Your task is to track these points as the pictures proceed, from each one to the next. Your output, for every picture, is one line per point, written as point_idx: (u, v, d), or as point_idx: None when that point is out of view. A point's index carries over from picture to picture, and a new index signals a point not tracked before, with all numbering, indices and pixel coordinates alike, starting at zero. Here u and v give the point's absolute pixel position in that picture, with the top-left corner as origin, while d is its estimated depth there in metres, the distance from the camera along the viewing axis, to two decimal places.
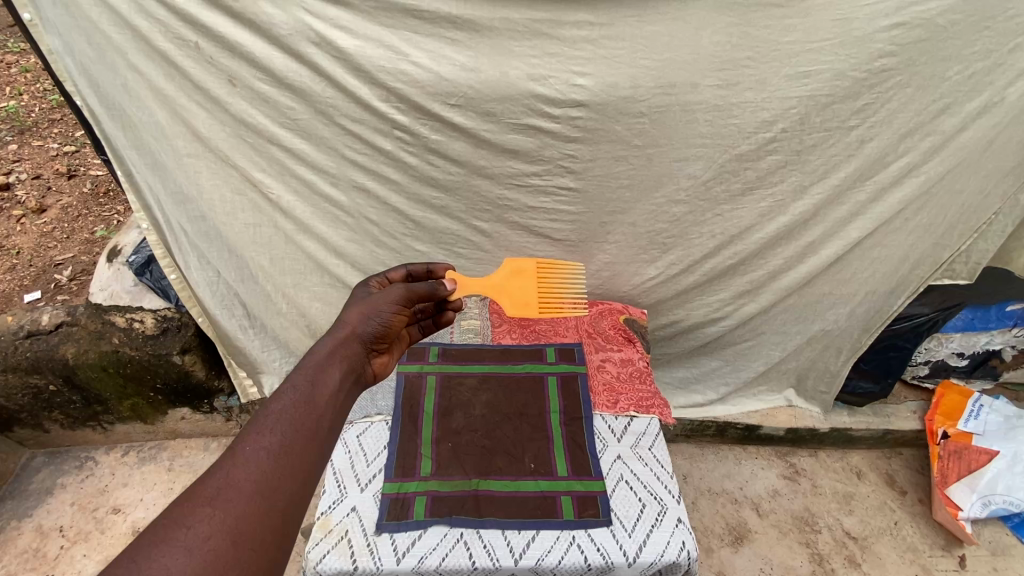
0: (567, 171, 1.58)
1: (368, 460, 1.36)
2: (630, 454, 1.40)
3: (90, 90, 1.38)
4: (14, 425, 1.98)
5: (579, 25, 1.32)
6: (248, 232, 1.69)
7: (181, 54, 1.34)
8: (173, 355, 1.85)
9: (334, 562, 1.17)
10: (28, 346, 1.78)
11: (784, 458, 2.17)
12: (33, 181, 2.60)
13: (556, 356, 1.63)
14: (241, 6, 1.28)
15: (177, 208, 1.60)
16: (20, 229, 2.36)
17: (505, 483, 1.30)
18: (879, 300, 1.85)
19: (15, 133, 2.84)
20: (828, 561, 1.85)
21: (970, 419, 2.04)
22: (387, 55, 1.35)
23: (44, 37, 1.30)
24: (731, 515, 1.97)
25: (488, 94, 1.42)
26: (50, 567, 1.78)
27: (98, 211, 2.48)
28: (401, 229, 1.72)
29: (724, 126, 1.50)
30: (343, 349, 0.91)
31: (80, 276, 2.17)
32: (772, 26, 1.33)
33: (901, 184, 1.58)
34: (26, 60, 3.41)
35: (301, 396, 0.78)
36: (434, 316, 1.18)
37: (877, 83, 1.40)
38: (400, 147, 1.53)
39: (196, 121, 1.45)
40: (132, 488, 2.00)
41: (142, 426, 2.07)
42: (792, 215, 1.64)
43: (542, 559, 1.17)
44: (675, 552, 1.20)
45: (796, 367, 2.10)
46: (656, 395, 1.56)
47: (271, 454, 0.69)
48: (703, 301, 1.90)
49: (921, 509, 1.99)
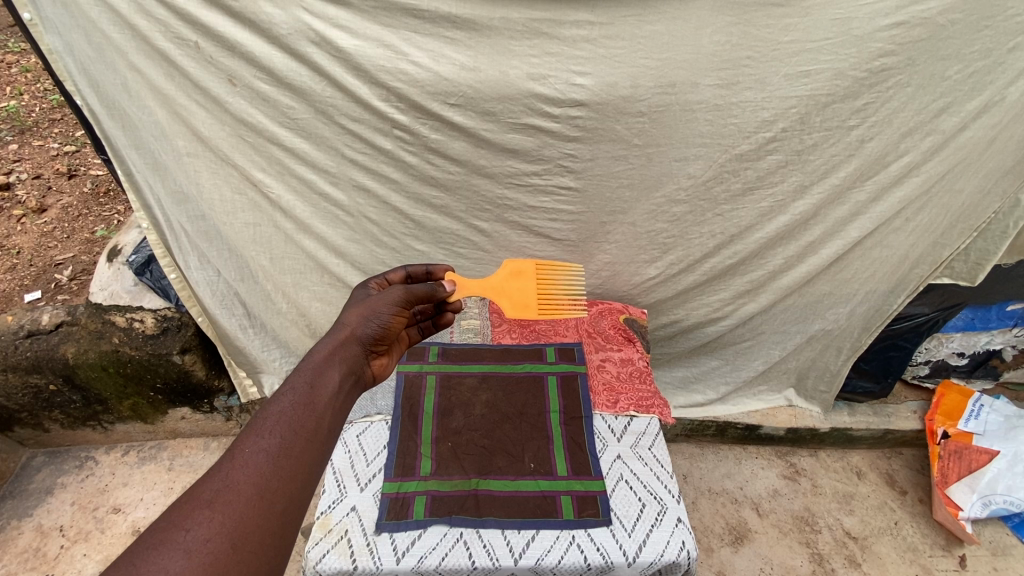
0: (567, 170, 1.58)
1: (368, 460, 1.36)
2: (630, 453, 1.40)
3: (90, 89, 1.38)
4: (15, 425, 1.98)
5: (579, 25, 1.32)
6: (248, 231, 1.69)
7: (181, 54, 1.34)
8: (173, 355, 1.85)
9: (333, 562, 1.17)
10: (28, 346, 1.78)
11: (784, 457, 2.17)
12: (34, 181, 2.60)
13: (556, 356, 1.63)
14: (241, 6, 1.27)
15: (177, 207, 1.60)
16: (20, 229, 2.36)
17: (504, 483, 1.30)
18: (879, 299, 1.85)
19: (16, 133, 2.84)
20: (828, 561, 1.85)
21: (970, 419, 2.04)
22: (386, 54, 1.35)
23: (44, 36, 1.30)
24: (731, 515, 1.97)
25: (488, 94, 1.42)
26: (50, 566, 1.78)
27: (98, 211, 2.48)
28: (401, 229, 1.72)
29: (723, 126, 1.50)
30: (342, 350, 0.91)
31: (80, 276, 2.17)
32: (772, 26, 1.32)
33: (901, 184, 1.58)
34: (26, 59, 3.41)
35: (301, 398, 0.78)
36: (434, 317, 1.17)
37: (877, 83, 1.40)
38: (400, 147, 1.53)
39: (196, 121, 1.45)
40: (132, 487, 2.00)
41: (142, 425, 2.07)
42: (792, 214, 1.64)
43: (542, 559, 1.17)
44: (675, 552, 1.20)
45: (796, 367, 2.10)
46: (656, 394, 1.56)
47: (270, 456, 0.69)
48: (702, 301, 1.90)
49: (922, 509, 1.99)
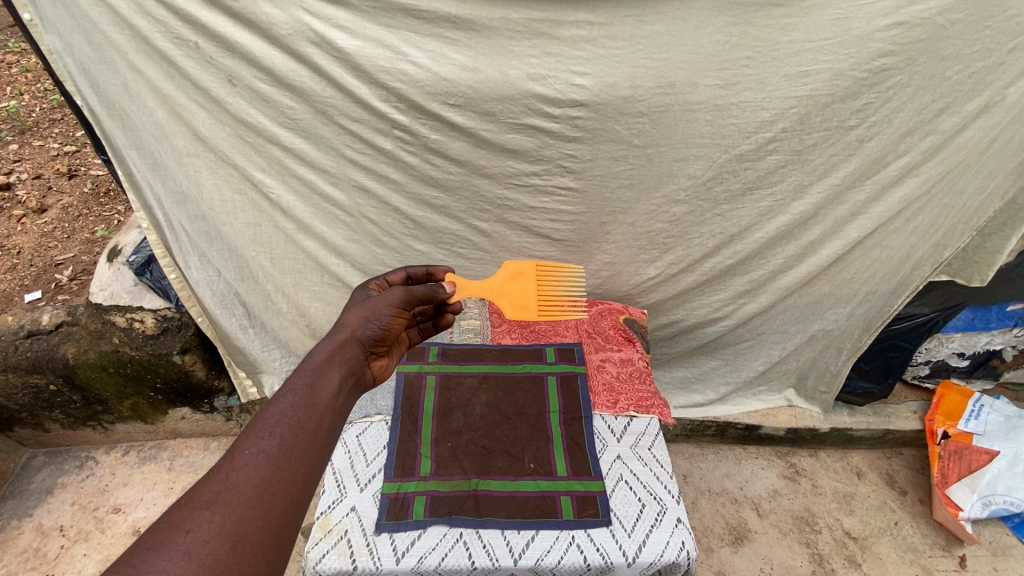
0: (567, 171, 1.58)
1: (368, 460, 1.36)
2: (630, 454, 1.40)
3: (90, 89, 1.38)
4: (15, 425, 1.98)
5: (579, 25, 1.32)
6: (248, 231, 1.69)
7: (181, 54, 1.34)
8: (173, 355, 1.84)
9: (333, 562, 1.17)
10: (28, 346, 1.78)
11: (784, 458, 2.17)
12: (34, 181, 2.60)
13: (556, 356, 1.63)
14: (240, 6, 1.27)
15: (177, 207, 1.61)
16: (20, 229, 2.37)
17: (504, 483, 1.30)
18: (879, 299, 1.85)
19: (16, 133, 2.84)
20: (828, 562, 1.85)
21: (970, 419, 2.04)
22: (386, 54, 1.35)
23: (44, 36, 1.30)
24: (731, 515, 1.97)
25: (488, 94, 1.42)
26: (50, 566, 1.78)
27: (99, 211, 2.49)
28: (401, 229, 1.72)
29: (724, 126, 1.50)
30: (343, 352, 0.90)
31: (80, 276, 2.18)
32: (772, 26, 1.32)
33: (901, 184, 1.58)
34: (26, 59, 3.41)
35: (301, 399, 0.78)
36: (434, 319, 1.19)
37: (877, 83, 1.40)
38: (400, 147, 1.53)
39: (196, 121, 1.45)
40: (132, 487, 2.00)
41: (142, 425, 2.07)
42: (792, 214, 1.64)
43: (542, 559, 1.17)
44: (674, 552, 1.20)
45: (796, 367, 2.10)
46: (656, 395, 1.56)
47: (270, 457, 0.69)
48: (703, 301, 1.90)
49: (922, 509, 1.99)
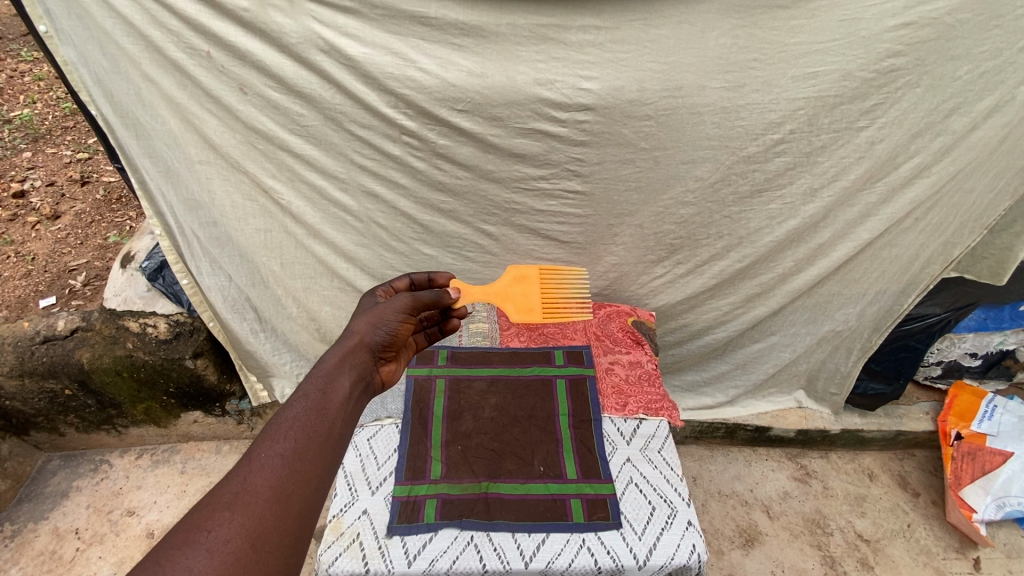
0: (575, 174, 1.59)
1: (379, 463, 1.37)
2: (639, 456, 1.40)
3: (104, 99, 1.40)
4: (31, 429, 2.02)
5: (585, 29, 1.33)
6: (259, 237, 1.70)
7: (193, 62, 1.36)
8: (185, 360, 1.86)
9: (346, 564, 1.18)
10: (45, 350, 1.81)
11: (794, 459, 2.16)
12: (46, 188, 2.64)
13: (565, 358, 1.64)
14: (252, 15, 1.29)
15: (189, 214, 1.63)
16: (34, 235, 2.40)
17: (513, 485, 1.31)
18: (890, 299, 1.84)
19: (29, 141, 2.89)
20: (839, 564, 1.84)
21: (984, 419, 2.02)
22: (395, 61, 1.36)
23: (60, 48, 1.32)
24: (742, 517, 1.96)
25: (495, 100, 1.43)
26: (66, 568, 1.81)
27: (111, 217, 2.52)
28: (410, 233, 1.73)
29: (731, 128, 1.49)
30: (353, 357, 0.91)
31: (94, 281, 2.22)
32: (779, 28, 1.33)
33: (913, 185, 1.57)
34: (38, 69, 3.46)
35: (313, 405, 0.78)
36: (440, 324, 1.20)
37: (885, 83, 1.40)
38: (408, 152, 1.54)
39: (207, 128, 1.47)
40: (146, 490, 2.02)
41: (154, 429, 2.10)
42: (803, 218, 1.63)
43: (553, 561, 1.17)
44: (685, 554, 1.20)
45: (806, 368, 2.09)
46: (665, 397, 1.56)
47: (286, 460, 0.70)
48: (712, 305, 1.89)
49: (935, 511, 1.97)
